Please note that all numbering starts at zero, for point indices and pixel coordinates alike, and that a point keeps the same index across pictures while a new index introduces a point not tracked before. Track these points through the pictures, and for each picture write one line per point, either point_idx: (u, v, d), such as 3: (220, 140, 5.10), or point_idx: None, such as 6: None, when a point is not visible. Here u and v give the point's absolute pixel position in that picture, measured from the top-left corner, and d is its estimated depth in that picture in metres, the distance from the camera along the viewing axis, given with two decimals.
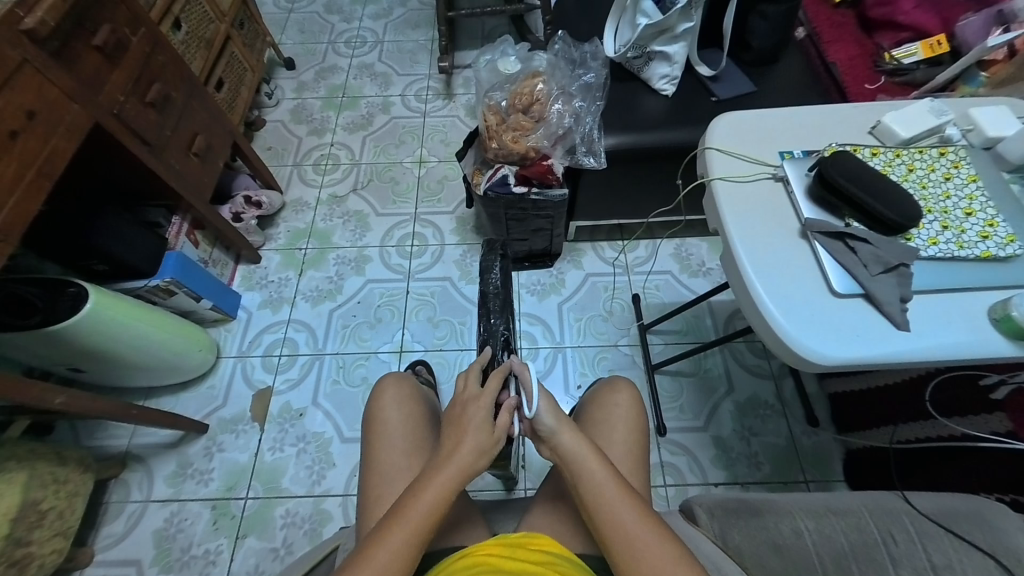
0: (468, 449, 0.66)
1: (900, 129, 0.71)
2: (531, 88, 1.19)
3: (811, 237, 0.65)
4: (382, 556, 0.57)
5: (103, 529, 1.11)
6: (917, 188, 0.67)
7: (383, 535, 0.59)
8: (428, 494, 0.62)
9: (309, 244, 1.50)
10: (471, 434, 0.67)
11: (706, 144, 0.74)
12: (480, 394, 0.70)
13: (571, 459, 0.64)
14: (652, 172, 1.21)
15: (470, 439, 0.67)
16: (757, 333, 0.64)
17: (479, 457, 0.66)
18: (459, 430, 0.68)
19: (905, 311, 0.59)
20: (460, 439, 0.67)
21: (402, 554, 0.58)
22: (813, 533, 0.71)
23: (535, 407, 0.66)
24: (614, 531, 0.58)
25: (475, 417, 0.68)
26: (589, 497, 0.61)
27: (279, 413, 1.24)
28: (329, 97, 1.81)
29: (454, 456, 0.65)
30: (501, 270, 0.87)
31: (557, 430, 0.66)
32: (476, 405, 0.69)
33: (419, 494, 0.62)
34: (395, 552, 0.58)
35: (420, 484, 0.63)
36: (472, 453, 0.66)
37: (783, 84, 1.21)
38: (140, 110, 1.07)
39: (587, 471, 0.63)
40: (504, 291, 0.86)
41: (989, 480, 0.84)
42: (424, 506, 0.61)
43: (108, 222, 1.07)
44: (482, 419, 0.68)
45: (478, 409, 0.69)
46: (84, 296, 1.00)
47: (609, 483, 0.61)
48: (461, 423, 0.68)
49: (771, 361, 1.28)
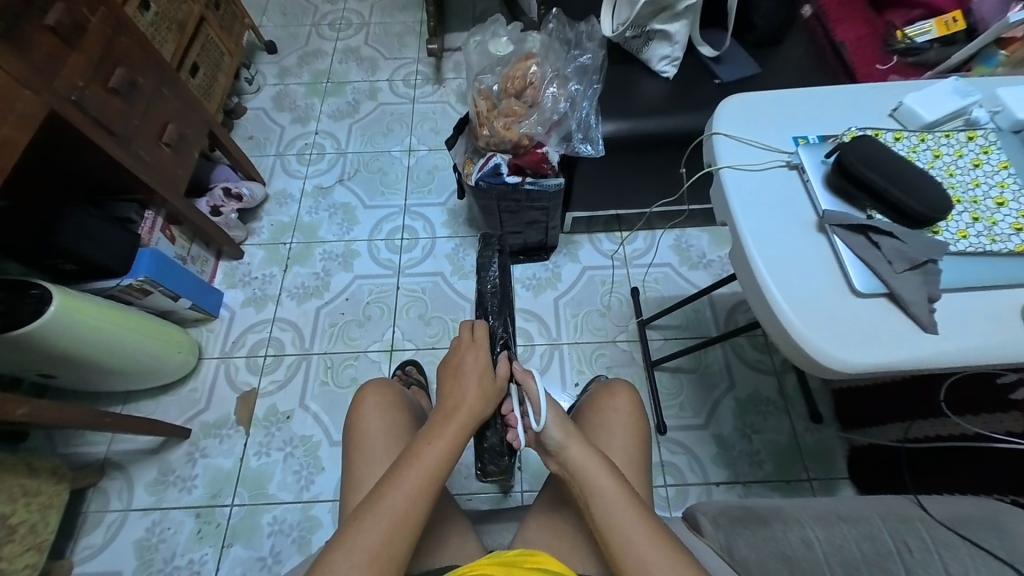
0: (473, 397, 0.66)
1: (924, 112, 0.65)
2: (525, 71, 1.12)
3: (828, 231, 0.59)
4: (394, 502, 0.55)
5: (81, 540, 1.06)
6: (944, 176, 0.62)
7: (392, 484, 0.56)
8: (436, 443, 0.60)
9: (293, 238, 1.43)
10: (472, 381, 0.67)
11: (712, 129, 0.68)
12: (474, 345, 0.71)
13: (582, 477, 0.59)
14: (653, 160, 1.15)
15: (473, 386, 0.67)
16: (768, 335, 0.59)
17: (484, 402, 0.66)
18: (458, 381, 0.67)
19: (932, 312, 0.55)
20: (462, 388, 0.66)
21: (414, 500, 0.56)
22: (824, 543, 0.67)
23: (543, 423, 0.63)
24: (629, 556, 0.54)
25: (475, 366, 0.68)
26: (601, 518, 0.56)
27: (264, 416, 1.19)
28: (313, 82, 1.73)
29: (462, 404, 0.65)
30: (501, 269, 0.86)
31: (565, 445, 0.62)
32: (474, 355, 0.70)
33: (427, 443, 0.60)
34: (409, 498, 0.55)
35: (427, 434, 0.62)
36: (477, 399, 0.66)
37: (788, 67, 1.15)
38: (103, 97, 0.99)
39: (598, 490, 0.58)
40: (503, 292, 0.85)
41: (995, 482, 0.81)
42: (436, 452, 0.60)
43: (73, 220, 1.00)
44: (482, 367, 0.69)
45: (476, 359, 0.69)
46: (48, 299, 0.93)
47: (622, 501, 0.57)
48: (461, 373, 0.68)
49: (773, 356, 1.24)
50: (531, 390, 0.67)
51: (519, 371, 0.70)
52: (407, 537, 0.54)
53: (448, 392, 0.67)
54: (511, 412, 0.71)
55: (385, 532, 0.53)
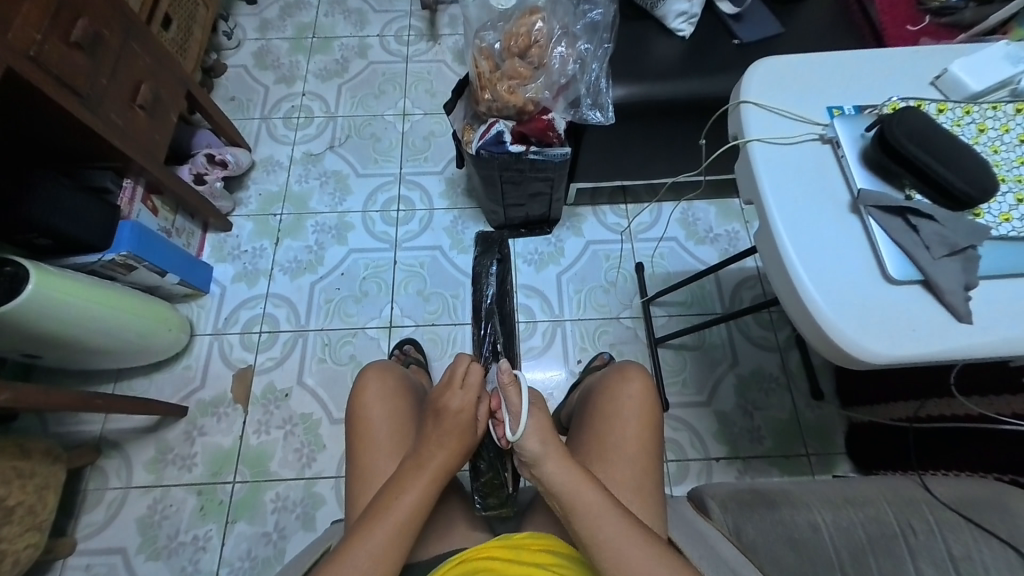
0: (447, 449, 0.61)
1: (970, 81, 0.60)
2: (529, 27, 1.03)
3: (863, 212, 0.55)
4: (358, 561, 0.53)
5: (83, 518, 1.06)
6: (988, 153, 0.57)
7: (361, 537, 0.55)
8: (407, 496, 0.58)
9: (284, 209, 1.36)
10: (450, 431, 0.61)
11: (739, 97, 0.63)
12: (461, 386, 0.63)
13: (562, 493, 0.57)
14: (666, 128, 1.08)
15: (451, 437, 0.61)
16: (795, 323, 0.55)
17: (458, 454, 0.61)
18: (437, 425, 0.62)
19: (968, 300, 0.51)
20: (438, 435, 0.61)
21: (382, 559, 0.54)
22: (830, 526, 0.68)
23: (520, 432, 0.59)
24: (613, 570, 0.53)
25: (457, 409, 0.61)
26: (587, 536, 0.55)
27: (262, 395, 1.17)
28: (297, 37, 1.59)
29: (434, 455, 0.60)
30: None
31: (543, 459, 0.59)
32: (457, 398, 0.62)
33: (399, 495, 0.58)
34: (374, 558, 0.54)
35: (399, 483, 0.59)
36: (452, 450, 0.61)
37: (811, 26, 1.06)
38: (65, 54, 0.89)
39: (581, 504, 0.56)
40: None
41: (986, 460, 0.81)
42: (406, 507, 0.57)
43: (44, 191, 0.93)
44: (465, 416, 0.62)
45: (462, 407, 0.62)
46: (23, 277, 0.88)
47: (602, 513, 0.55)
48: (442, 416, 0.62)
49: (778, 333, 1.22)
50: (512, 399, 0.62)
51: (507, 372, 0.63)
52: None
53: (426, 433, 0.62)
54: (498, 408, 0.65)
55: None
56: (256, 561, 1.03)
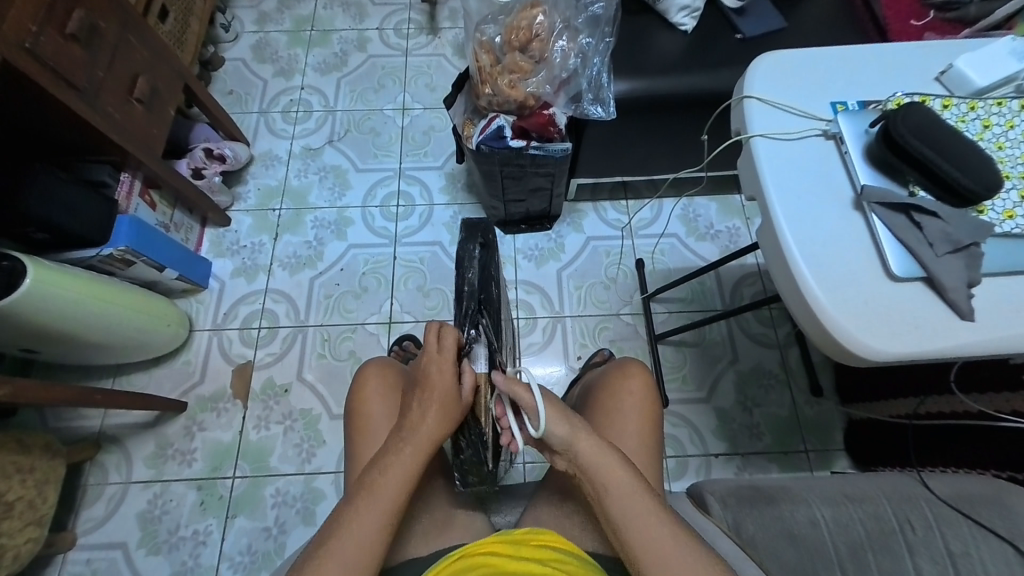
0: (430, 420, 0.59)
1: (975, 76, 0.59)
2: (530, 21, 1.02)
3: (866, 209, 0.55)
4: (350, 537, 0.54)
5: (83, 512, 1.06)
6: (992, 150, 0.56)
7: (350, 514, 0.56)
8: (393, 471, 0.58)
9: (283, 204, 1.35)
10: (433, 402, 0.59)
11: (742, 93, 0.62)
12: (440, 354, 0.60)
13: (597, 474, 0.57)
14: (668, 123, 1.07)
15: (433, 408, 0.58)
16: (797, 321, 0.55)
17: (444, 431, 0.59)
18: (421, 402, 0.59)
19: (970, 298, 0.51)
20: (420, 405, 0.59)
21: (373, 533, 0.55)
22: (830, 522, 0.68)
23: (542, 427, 0.57)
24: (639, 544, 0.54)
25: (441, 386, 0.59)
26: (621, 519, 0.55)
27: (261, 390, 1.17)
28: (296, 30, 1.58)
29: (418, 432, 0.59)
30: (482, 264, 0.75)
31: (576, 442, 0.58)
32: (439, 373, 0.59)
33: (384, 470, 0.58)
34: (365, 534, 0.55)
35: (385, 459, 0.58)
36: (439, 421, 0.59)
37: (815, 21, 1.05)
38: (62, 46, 0.88)
39: (616, 487, 0.56)
40: (483, 291, 0.73)
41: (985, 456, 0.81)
42: (394, 482, 0.57)
43: (41, 185, 0.93)
44: (447, 384, 0.59)
45: (441, 373, 0.59)
46: (20, 271, 0.88)
47: (621, 475, 0.56)
48: (423, 387, 0.59)
49: (778, 330, 1.22)
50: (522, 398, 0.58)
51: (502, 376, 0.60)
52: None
53: (409, 406, 0.60)
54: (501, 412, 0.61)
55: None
56: (257, 556, 1.03)
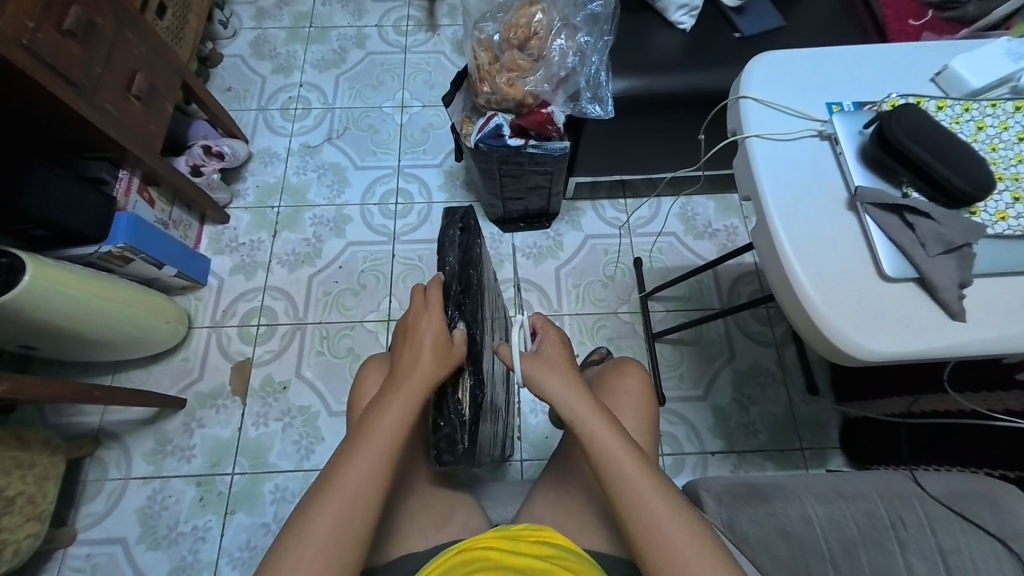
0: (420, 365, 0.59)
1: (970, 77, 0.59)
2: (529, 19, 1.02)
3: (860, 209, 0.55)
4: (346, 484, 0.54)
5: (83, 508, 1.07)
6: (986, 151, 0.57)
7: (346, 461, 0.55)
8: (386, 416, 0.57)
9: (281, 201, 1.36)
10: (422, 348, 0.59)
11: (739, 93, 0.62)
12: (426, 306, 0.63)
13: (606, 455, 0.55)
14: (666, 122, 1.07)
15: (422, 353, 0.59)
16: (791, 320, 0.55)
17: (440, 368, 0.59)
18: (411, 343, 0.60)
19: (962, 298, 0.52)
20: (409, 351, 0.60)
21: (368, 478, 0.54)
22: (823, 519, 0.68)
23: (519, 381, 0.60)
24: (644, 525, 0.52)
25: (429, 325, 0.60)
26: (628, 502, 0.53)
27: (260, 387, 1.17)
28: (294, 27, 1.57)
29: (412, 371, 0.58)
30: (464, 247, 0.67)
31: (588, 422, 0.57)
32: (426, 317, 0.61)
33: (377, 415, 0.57)
34: (361, 479, 0.54)
35: (377, 406, 0.58)
36: (428, 366, 0.59)
37: (814, 19, 1.05)
38: (59, 42, 0.88)
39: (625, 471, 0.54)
40: (464, 275, 0.65)
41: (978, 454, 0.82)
42: (388, 428, 0.57)
43: (40, 182, 0.93)
44: (435, 331, 0.60)
45: (428, 322, 0.61)
46: (19, 268, 0.88)
47: (595, 416, 0.57)
48: (413, 337, 0.61)
49: (775, 329, 1.22)
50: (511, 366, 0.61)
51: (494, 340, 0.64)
52: (364, 517, 0.53)
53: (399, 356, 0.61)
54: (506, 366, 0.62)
55: (341, 515, 0.52)
56: (256, 551, 1.04)
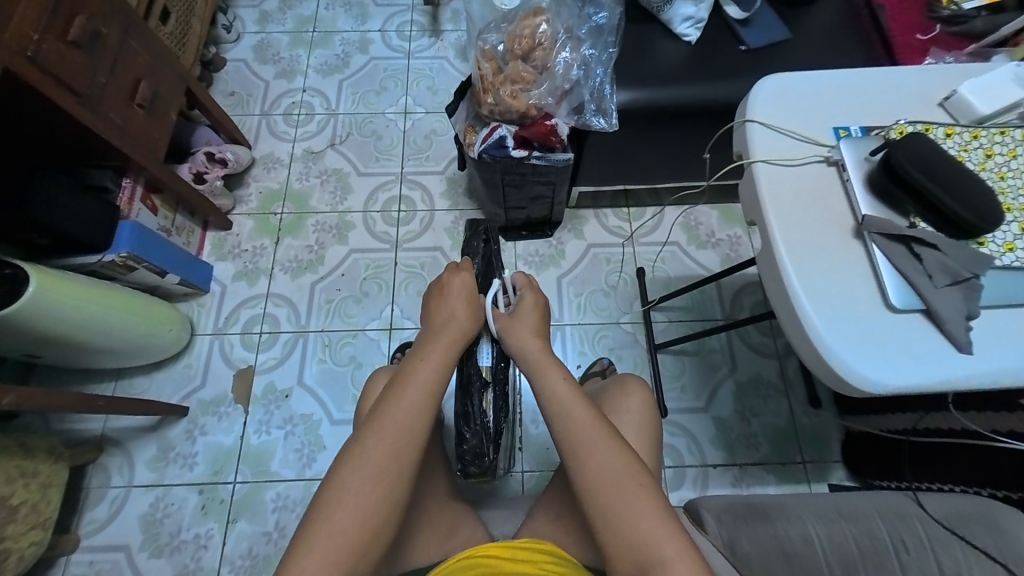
0: (459, 317, 0.64)
1: (978, 104, 0.59)
2: (533, 30, 1.02)
3: (866, 238, 0.55)
4: (398, 417, 0.55)
5: (85, 514, 1.08)
6: (994, 179, 0.57)
7: (394, 398, 0.56)
8: (431, 357, 0.60)
9: (284, 207, 1.36)
10: (457, 303, 0.65)
11: (745, 116, 0.62)
12: (458, 268, 0.69)
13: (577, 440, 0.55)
14: (671, 134, 1.07)
15: (458, 307, 0.65)
16: (794, 348, 0.55)
17: (473, 320, 0.65)
18: (443, 299, 0.66)
19: (968, 330, 0.51)
20: (445, 307, 0.66)
21: (418, 413, 0.56)
22: (824, 540, 0.69)
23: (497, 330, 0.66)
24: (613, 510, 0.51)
25: (460, 283, 0.67)
26: (595, 488, 0.52)
27: (262, 394, 1.18)
28: (297, 30, 1.57)
29: (448, 322, 0.64)
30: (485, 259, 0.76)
31: (565, 406, 0.58)
32: (457, 275, 0.68)
33: (420, 360, 0.60)
34: (411, 414, 0.55)
35: (419, 353, 0.61)
36: (465, 320, 0.64)
37: (821, 31, 1.04)
38: (63, 52, 0.88)
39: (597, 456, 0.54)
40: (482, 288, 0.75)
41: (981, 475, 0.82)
42: (430, 370, 0.59)
43: (44, 192, 0.93)
44: (470, 290, 0.67)
45: (462, 281, 0.67)
46: (23, 279, 0.88)
47: (552, 369, 0.61)
48: (446, 294, 0.66)
49: (777, 340, 1.22)
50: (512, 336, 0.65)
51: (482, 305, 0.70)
52: (414, 449, 0.54)
53: (435, 312, 0.66)
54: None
55: (392, 447, 0.53)
56: (257, 559, 1.05)
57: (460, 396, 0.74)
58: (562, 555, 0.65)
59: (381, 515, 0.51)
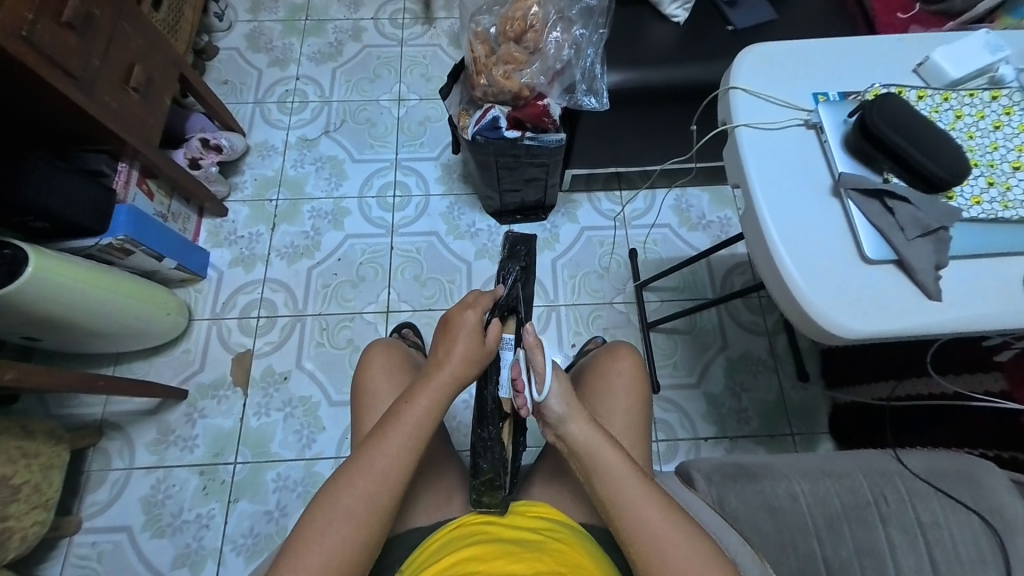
0: (459, 355, 0.62)
1: (950, 68, 0.61)
2: (525, 12, 1.03)
3: (843, 195, 0.57)
4: (377, 463, 0.57)
5: (86, 497, 1.08)
6: (963, 139, 0.59)
7: (376, 441, 0.58)
8: (419, 400, 0.60)
9: (279, 194, 1.36)
10: (461, 340, 0.63)
11: (729, 83, 0.64)
12: (472, 303, 0.66)
13: (585, 453, 0.59)
14: (661, 114, 1.09)
15: (461, 345, 0.63)
16: (776, 302, 0.57)
17: (474, 362, 0.63)
18: (447, 338, 0.64)
19: (938, 279, 0.54)
20: (446, 346, 0.63)
21: (398, 458, 0.57)
22: (808, 496, 0.71)
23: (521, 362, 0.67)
24: (628, 521, 0.55)
25: (466, 321, 0.64)
26: (606, 494, 0.57)
27: (261, 377, 1.19)
28: (290, 19, 1.57)
29: (444, 364, 0.62)
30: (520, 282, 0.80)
31: (567, 419, 0.60)
32: (469, 311, 0.65)
33: (410, 401, 0.60)
34: (390, 459, 0.57)
35: (411, 391, 0.61)
36: (464, 360, 0.62)
37: (807, 14, 1.06)
38: (57, 33, 0.89)
39: (605, 466, 0.58)
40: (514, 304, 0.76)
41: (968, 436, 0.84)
42: (418, 414, 0.60)
43: (38, 173, 0.93)
44: (475, 325, 0.64)
45: (472, 317, 0.64)
46: (22, 259, 0.89)
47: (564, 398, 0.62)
48: (450, 330, 0.64)
49: (766, 318, 1.25)
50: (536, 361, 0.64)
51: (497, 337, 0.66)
52: (391, 496, 0.57)
53: (436, 350, 0.64)
54: (517, 377, 0.66)
55: (368, 494, 0.55)
56: (259, 538, 1.06)
57: (475, 421, 0.67)
58: (561, 521, 0.68)
59: (357, 561, 0.54)
